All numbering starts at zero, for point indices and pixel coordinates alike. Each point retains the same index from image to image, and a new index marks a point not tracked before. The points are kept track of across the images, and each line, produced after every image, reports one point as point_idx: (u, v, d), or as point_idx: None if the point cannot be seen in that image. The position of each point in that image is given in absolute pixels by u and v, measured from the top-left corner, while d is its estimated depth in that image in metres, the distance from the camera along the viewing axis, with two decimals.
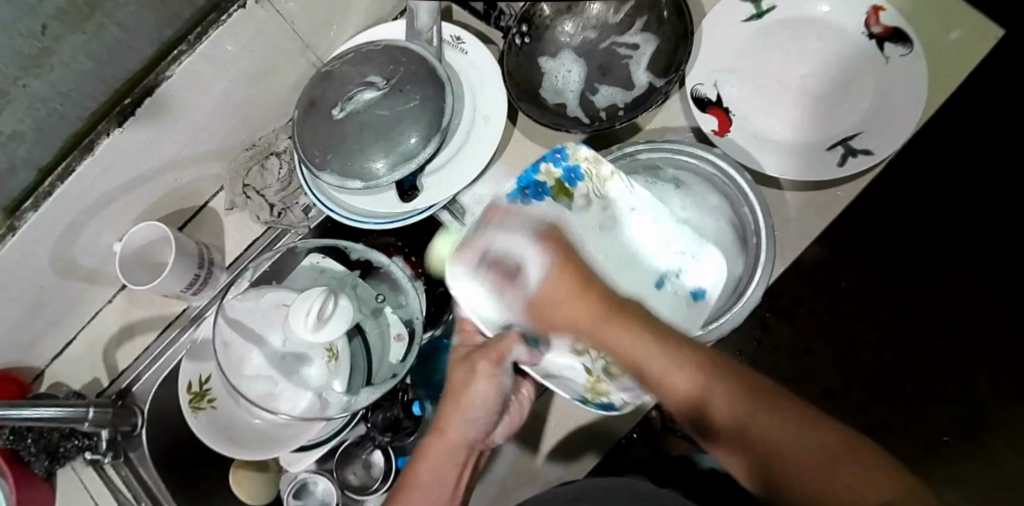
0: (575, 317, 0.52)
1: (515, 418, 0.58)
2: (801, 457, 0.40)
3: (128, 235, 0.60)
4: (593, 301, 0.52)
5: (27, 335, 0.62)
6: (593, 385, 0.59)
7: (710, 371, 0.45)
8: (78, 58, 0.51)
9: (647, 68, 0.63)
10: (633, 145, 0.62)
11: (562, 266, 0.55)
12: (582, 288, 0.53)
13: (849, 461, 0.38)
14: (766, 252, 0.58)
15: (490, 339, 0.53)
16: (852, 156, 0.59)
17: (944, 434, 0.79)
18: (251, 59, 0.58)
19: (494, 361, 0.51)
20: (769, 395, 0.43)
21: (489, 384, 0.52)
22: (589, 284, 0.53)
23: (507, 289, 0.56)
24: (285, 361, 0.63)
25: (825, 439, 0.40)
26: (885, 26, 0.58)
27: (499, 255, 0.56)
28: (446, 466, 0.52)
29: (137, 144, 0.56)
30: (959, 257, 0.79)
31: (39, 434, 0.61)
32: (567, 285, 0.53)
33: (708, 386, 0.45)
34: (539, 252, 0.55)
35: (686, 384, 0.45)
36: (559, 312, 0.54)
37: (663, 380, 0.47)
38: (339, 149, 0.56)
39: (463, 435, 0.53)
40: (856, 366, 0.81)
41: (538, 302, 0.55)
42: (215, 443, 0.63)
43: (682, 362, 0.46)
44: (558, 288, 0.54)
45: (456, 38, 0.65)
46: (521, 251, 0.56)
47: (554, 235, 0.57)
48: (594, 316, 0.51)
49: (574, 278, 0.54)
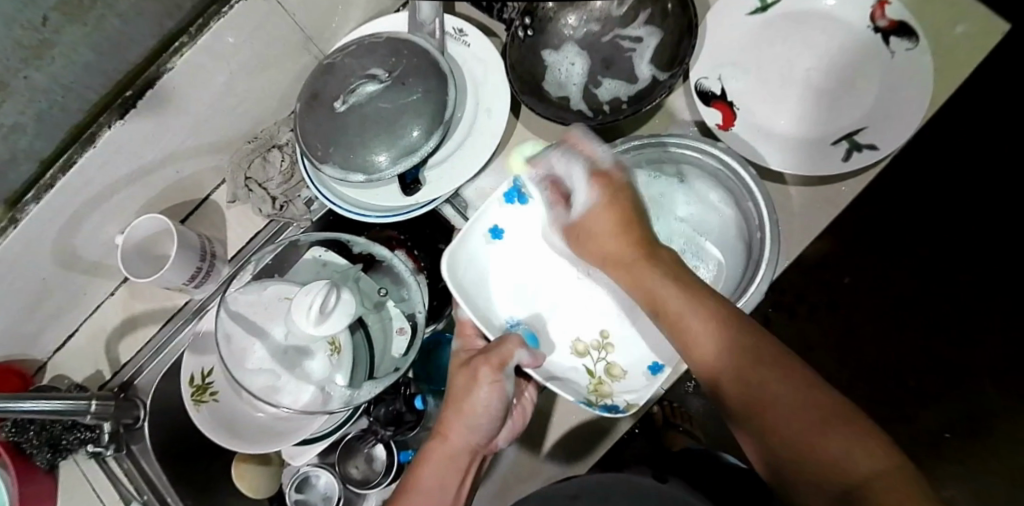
0: (607, 251, 0.54)
1: (518, 421, 0.59)
2: (796, 419, 0.38)
3: (131, 227, 0.60)
4: (627, 240, 0.53)
5: (28, 328, 0.62)
6: (597, 387, 0.61)
7: (727, 322, 0.43)
8: (79, 50, 0.51)
9: (650, 61, 0.62)
10: (636, 139, 0.61)
11: (610, 199, 0.55)
12: (621, 223, 0.54)
13: (846, 429, 0.36)
14: (771, 247, 0.57)
15: (490, 344, 0.55)
16: (857, 151, 0.58)
17: (947, 431, 0.78)
18: (253, 51, 0.58)
19: (495, 367, 0.53)
20: (782, 359, 0.41)
21: (491, 390, 0.52)
22: (629, 222, 0.53)
23: (557, 206, 0.60)
24: (287, 355, 0.63)
25: (823, 403, 0.38)
26: (891, 19, 0.58)
27: (560, 175, 0.60)
28: (449, 470, 0.53)
29: (139, 137, 0.56)
30: (962, 253, 0.79)
31: (40, 427, 0.60)
32: (606, 223, 0.54)
33: (722, 335, 0.43)
34: (589, 185, 0.56)
35: (700, 335, 0.44)
36: (593, 245, 0.55)
37: (682, 328, 0.46)
38: (341, 143, 0.55)
39: (465, 440, 0.53)
40: (858, 361, 0.81)
41: (580, 228, 0.57)
42: (216, 436, 0.63)
43: (702, 309, 0.45)
44: (597, 221, 0.55)
45: (459, 31, 0.65)
46: (576, 181, 0.58)
47: (612, 173, 0.57)
48: (627, 256, 0.52)
49: (616, 214, 0.54)
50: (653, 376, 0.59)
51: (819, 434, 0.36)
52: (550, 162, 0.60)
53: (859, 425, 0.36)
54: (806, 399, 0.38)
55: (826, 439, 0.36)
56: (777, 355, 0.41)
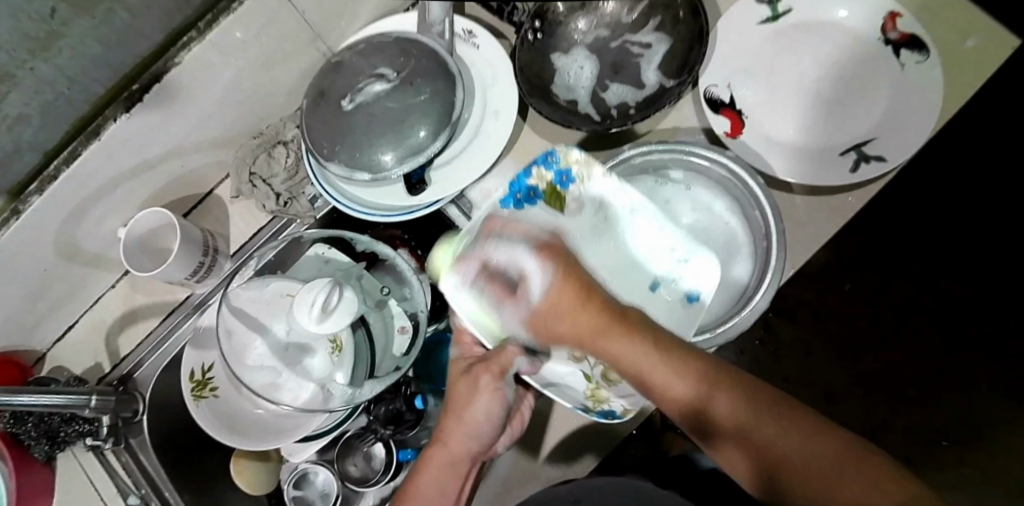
0: (575, 327, 0.49)
1: (516, 426, 0.59)
2: (809, 468, 0.37)
3: (132, 222, 0.60)
4: (597, 312, 0.48)
5: (29, 319, 0.62)
6: (594, 393, 0.60)
7: (706, 377, 0.42)
8: (86, 42, 0.51)
9: (657, 68, 0.62)
10: (645, 145, 0.61)
11: (564, 275, 0.51)
12: (586, 297, 0.49)
13: (855, 468, 0.36)
14: (777, 256, 0.57)
15: (489, 351, 0.55)
16: (864, 162, 0.58)
17: (943, 439, 0.78)
18: (261, 47, 0.58)
19: (496, 375, 0.53)
20: (770, 402, 0.40)
21: (492, 397, 0.52)
22: (594, 291, 0.49)
23: (506, 303, 0.55)
24: (288, 352, 0.63)
25: (817, 443, 0.38)
26: (902, 31, 0.58)
27: (499, 264, 0.55)
28: (448, 477, 0.53)
29: (143, 131, 0.55)
30: (964, 264, 0.79)
31: (39, 418, 0.59)
32: (567, 298, 0.50)
33: (708, 392, 0.42)
34: (537, 258, 0.53)
35: (679, 388, 0.43)
36: (560, 328, 0.50)
37: (660, 390, 0.44)
38: (347, 141, 0.55)
39: (466, 447, 0.53)
40: (859, 370, 0.81)
41: (542, 310, 0.51)
42: (215, 432, 0.62)
43: (680, 366, 0.43)
44: (561, 300, 0.50)
45: (468, 33, 0.64)
46: (521, 262, 0.54)
47: (553, 245, 0.55)
48: (592, 331, 0.48)
49: (576, 287, 0.50)
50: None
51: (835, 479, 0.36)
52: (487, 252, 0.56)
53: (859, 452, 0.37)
54: (804, 439, 0.38)
55: (830, 481, 0.36)
56: (764, 399, 0.40)
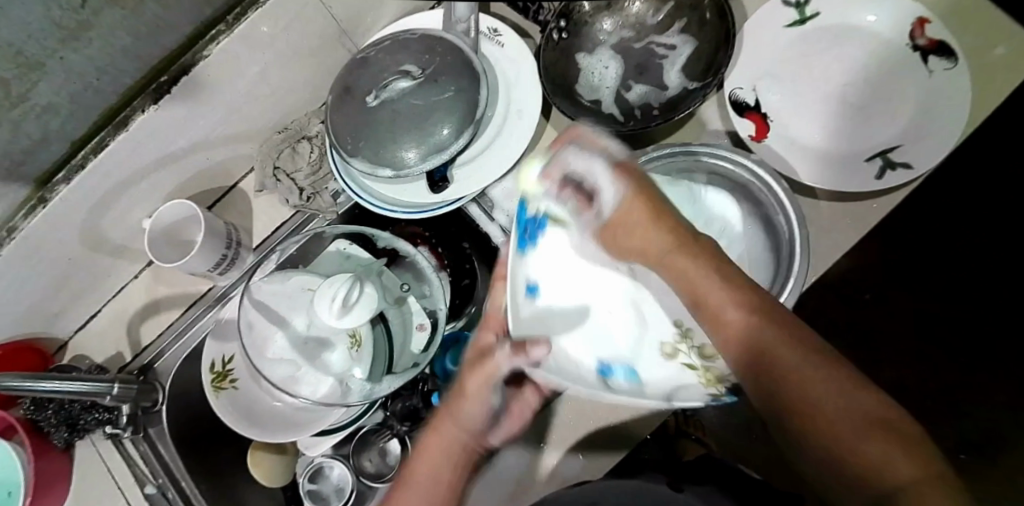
0: (644, 243, 0.51)
1: (515, 421, 0.56)
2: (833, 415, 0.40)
3: (158, 214, 0.61)
4: (664, 234, 0.50)
5: (53, 306, 0.63)
6: (708, 378, 0.53)
7: (762, 317, 0.45)
8: (116, 34, 0.51)
9: (681, 70, 0.62)
10: (668, 148, 0.61)
11: (637, 192, 0.51)
12: (656, 215, 0.50)
13: (880, 430, 0.38)
14: (800, 262, 0.56)
15: (483, 351, 0.51)
16: (891, 169, 0.58)
17: (963, 453, 0.77)
18: (288, 41, 0.58)
19: (483, 378, 0.49)
20: (803, 344, 0.43)
21: (477, 397, 0.49)
22: (663, 214, 0.50)
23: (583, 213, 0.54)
24: (306, 345, 0.64)
25: (853, 396, 0.40)
26: (931, 38, 0.57)
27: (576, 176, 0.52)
28: (444, 464, 0.50)
29: (171, 124, 0.56)
30: (988, 275, 0.78)
31: (59, 406, 0.60)
32: (639, 213, 0.50)
33: (763, 331, 0.44)
34: (614, 177, 0.52)
35: (732, 314, 0.45)
36: (635, 238, 0.51)
37: (717, 316, 0.46)
38: (370, 137, 0.56)
39: (459, 439, 0.50)
40: (879, 379, 0.80)
41: (613, 225, 0.52)
42: (235, 425, 0.63)
43: (739, 298, 0.46)
44: (631, 213, 0.51)
45: (493, 31, 0.65)
46: (596, 177, 0.52)
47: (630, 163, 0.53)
48: (664, 250, 0.50)
49: (648, 204, 0.50)
50: None
51: (865, 422, 0.39)
52: (563, 162, 0.51)
53: (896, 429, 0.39)
54: (844, 394, 0.40)
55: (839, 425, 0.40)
56: (805, 343, 0.43)
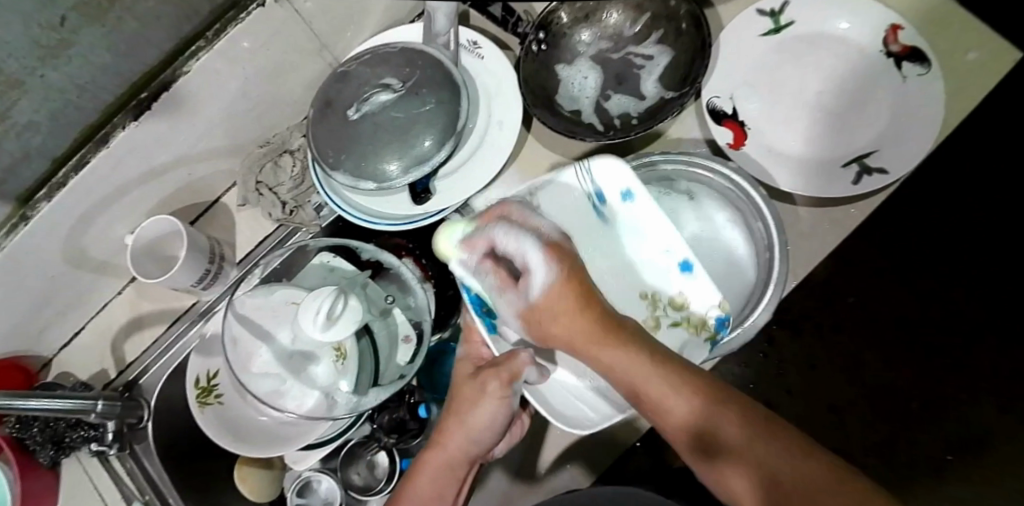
0: (570, 334, 0.47)
1: (516, 431, 0.60)
2: (800, 489, 0.36)
3: (139, 230, 0.60)
4: (592, 324, 0.46)
5: (37, 324, 0.63)
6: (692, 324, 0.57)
7: (707, 394, 0.42)
8: (95, 51, 0.51)
9: (658, 80, 0.63)
10: (648, 156, 0.61)
11: (566, 279, 0.47)
12: (580, 308, 0.47)
13: (847, 491, 0.36)
14: (779, 268, 0.57)
15: (500, 356, 0.53)
16: (866, 174, 0.59)
17: (949, 453, 0.80)
18: (268, 55, 0.58)
19: (504, 382, 0.52)
20: (743, 410, 0.41)
21: (498, 405, 0.52)
22: (592, 302, 0.47)
23: (507, 291, 0.51)
24: (292, 359, 0.63)
25: (812, 465, 0.37)
26: (903, 45, 0.58)
27: (506, 252, 0.50)
28: (445, 480, 0.53)
29: (152, 140, 0.56)
30: (969, 275, 0.80)
31: (44, 423, 0.60)
32: (567, 304, 0.47)
33: (710, 410, 0.41)
34: (545, 258, 0.48)
35: (675, 400, 0.42)
36: (554, 325, 0.48)
37: (662, 405, 0.43)
38: (352, 150, 0.56)
39: (466, 452, 0.53)
40: (864, 380, 0.81)
41: (535, 310, 0.48)
42: (221, 440, 0.63)
43: (677, 383, 0.43)
44: (556, 303, 0.47)
45: (473, 43, 0.65)
46: (526, 254, 0.49)
47: (563, 245, 0.49)
48: (592, 340, 0.46)
49: (577, 291, 0.47)
50: (692, 273, 0.56)
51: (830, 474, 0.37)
52: (493, 237, 0.51)
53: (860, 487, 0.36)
54: (798, 461, 0.38)
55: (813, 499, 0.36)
56: (751, 415, 0.41)
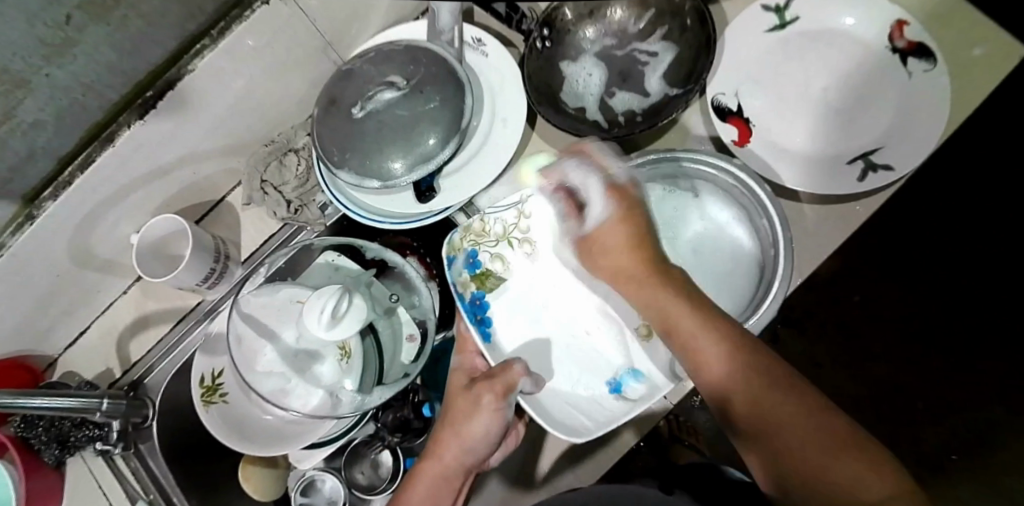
0: (619, 268, 0.55)
1: (511, 442, 0.60)
2: (802, 445, 0.41)
3: (146, 228, 0.61)
4: (640, 261, 0.54)
5: (42, 323, 0.63)
6: None
7: (742, 351, 0.46)
8: (100, 49, 0.51)
9: (662, 76, 0.63)
10: (653, 153, 0.60)
11: (622, 216, 0.56)
12: (633, 244, 0.55)
13: (850, 456, 0.39)
14: (784, 265, 0.57)
15: (495, 369, 0.56)
16: (872, 171, 0.58)
17: (954, 453, 0.80)
18: (272, 54, 0.58)
19: (499, 394, 0.54)
20: (771, 370, 0.45)
21: (492, 416, 0.53)
22: (641, 245, 0.54)
23: (569, 219, 0.60)
24: (297, 358, 0.63)
25: (824, 428, 0.41)
26: (909, 40, 0.58)
27: (574, 186, 0.59)
28: (441, 490, 0.53)
29: (157, 139, 0.56)
30: (978, 274, 0.79)
31: (49, 423, 0.60)
32: (619, 240, 0.55)
33: (741, 364, 0.45)
34: (605, 199, 0.57)
35: (710, 349, 0.47)
36: (607, 263, 0.56)
37: (694, 349, 0.48)
38: (357, 148, 0.56)
39: (462, 462, 0.53)
40: (871, 380, 0.81)
41: (591, 240, 0.57)
42: (225, 439, 0.63)
43: (714, 334, 0.47)
44: (611, 238, 0.56)
45: (477, 40, 0.65)
46: (590, 191, 0.58)
47: (627, 189, 0.57)
48: (639, 277, 0.53)
49: (626, 233, 0.55)
50: None
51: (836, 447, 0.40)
52: (564, 174, 0.59)
53: (865, 453, 0.40)
54: (811, 422, 0.42)
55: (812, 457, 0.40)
56: (779, 375, 0.44)
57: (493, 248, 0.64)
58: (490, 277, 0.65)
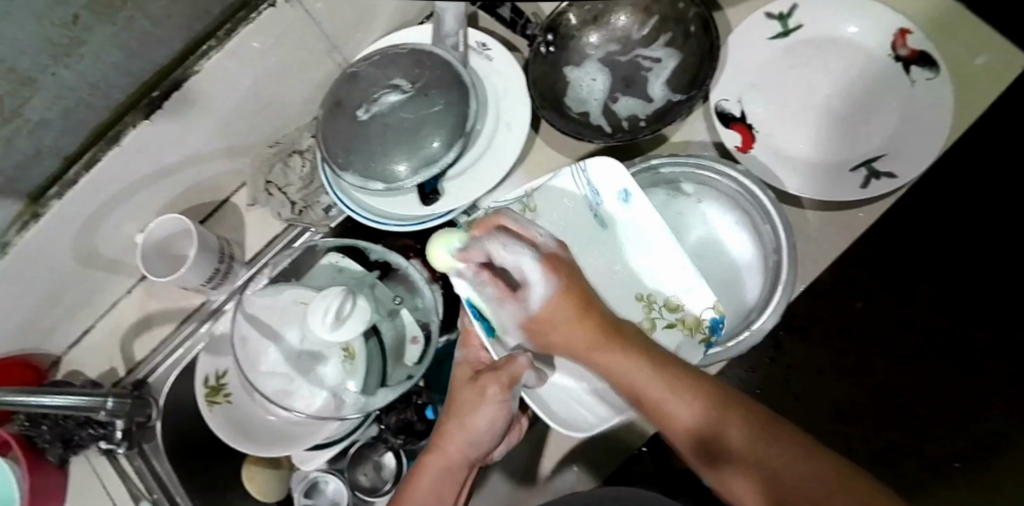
0: (573, 342, 0.49)
1: (514, 436, 0.60)
2: (789, 484, 0.38)
3: (149, 228, 0.61)
4: (591, 331, 0.48)
5: (46, 322, 0.63)
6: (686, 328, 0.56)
7: (712, 402, 0.44)
8: (107, 50, 0.52)
9: (665, 82, 0.63)
10: (655, 159, 0.61)
11: (566, 289, 0.49)
12: (584, 316, 0.48)
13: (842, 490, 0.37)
14: (787, 271, 0.58)
15: (499, 360, 0.54)
16: (875, 178, 0.59)
17: (957, 461, 0.80)
18: (278, 56, 0.58)
19: (504, 385, 0.52)
20: (747, 417, 0.43)
21: (498, 408, 0.52)
22: (593, 311, 0.49)
23: (506, 302, 0.51)
24: (301, 359, 0.64)
25: (808, 465, 0.39)
26: (911, 49, 0.59)
27: (500, 266, 0.51)
28: (445, 483, 0.53)
29: (162, 139, 0.56)
30: (976, 280, 0.80)
31: (53, 421, 0.61)
32: (569, 315, 0.48)
33: (713, 414, 0.43)
34: (545, 275, 0.49)
35: (679, 407, 0.45)
36: (560, 338, 0.50)
37: (661, 410, 0.45)
38: (361, 151, 0.56)
39: (465, 454, 0.53)
40: (873, 388, 0.81)
41: (538, 321, 0.50)
42: (229, 439, 0.63)
43: (679, 390, 0.45)
44: (559, 315, 0.49)
45: (482, 45, 0.64)
46: (522, 269, 0.49)
47: (560, 255, 0.50)
48: (592, 346, 0.48)
49: (576, 300, 0.49)
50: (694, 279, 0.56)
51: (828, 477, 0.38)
52: (486, 248, 0.50)
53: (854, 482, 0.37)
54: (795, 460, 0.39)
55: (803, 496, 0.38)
56: (757, 420, 0.43)
57: None
58: None
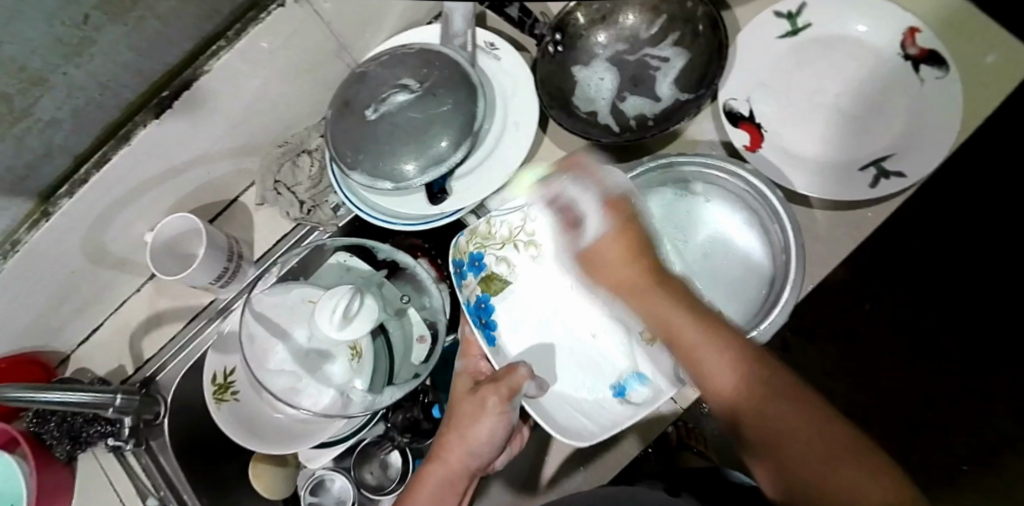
0: (619, 279, 0.53)
1: (515, 446, 0.61)
2: (808, 448, 0.39)
3: (160, 227, 0.61)
4: (638, 270, 0.52)
5: (56, 319, 0.64)
6: None
7: (751, 360, 0.44)
8: (117, 49, 0.52)
9: (674, 81, 0.63)
10: (665, 157, 0.60)
11: (621, 229, 0.54)
12: (632, 253, 0.53)
13: (856, 463, 0.37)
14: (796, 268, 0.57)
15: (500, 371, 0.56)
16: (884, 177, 0.58)
17: (965, 463, 0.79)
18: (287, 55, 0.59)
19: (503, 397, 0.53)
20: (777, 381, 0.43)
21: (498, 419, 0.53)
22: (642, 251, 0.53)
23: (568, 233, 0.60)
24: (308, 358, 0.64)
25: (830, 435, 0.39)
26: (920, 48, 0.58)
27: (569, 201, 0.59)
28: (446, 494, 0.53)
29: (172, 138, 0.57)
30: (986, 281, 0.79)
31: (61, 418, 0.61)
32: (617, 250, 0.54)
33: (750, 372, 0.43)
34: (602, 213, 0.56)
35: (716, 359, 0.45)
36: (604, 273, 0.55)
37: (699, 363, 0.46)
38: (369, 150, 0.56)
39: (465, 465, 0.54)
40: (880, 388, 0.81)
41: (591, 252, 0.56)
42: (237, 436, 0.63)
43: (721, 343, 0.45)
44: (608, 249, 0.54)
45: (490, 45, 0.65)
46: (589, 210, 0.57)
47: (622, 199, 0.56)
48: (640, 285, 0.51)
49: (629, 243, 0.53)
50: None
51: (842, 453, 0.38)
52: (562, 187, 0.59)
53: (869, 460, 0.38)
54: (817, 427, 0.40)
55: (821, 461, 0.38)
56: (789, 385, 0.43)
57: (498, 251, 0.66)
58: (496, 280, 0.67)
